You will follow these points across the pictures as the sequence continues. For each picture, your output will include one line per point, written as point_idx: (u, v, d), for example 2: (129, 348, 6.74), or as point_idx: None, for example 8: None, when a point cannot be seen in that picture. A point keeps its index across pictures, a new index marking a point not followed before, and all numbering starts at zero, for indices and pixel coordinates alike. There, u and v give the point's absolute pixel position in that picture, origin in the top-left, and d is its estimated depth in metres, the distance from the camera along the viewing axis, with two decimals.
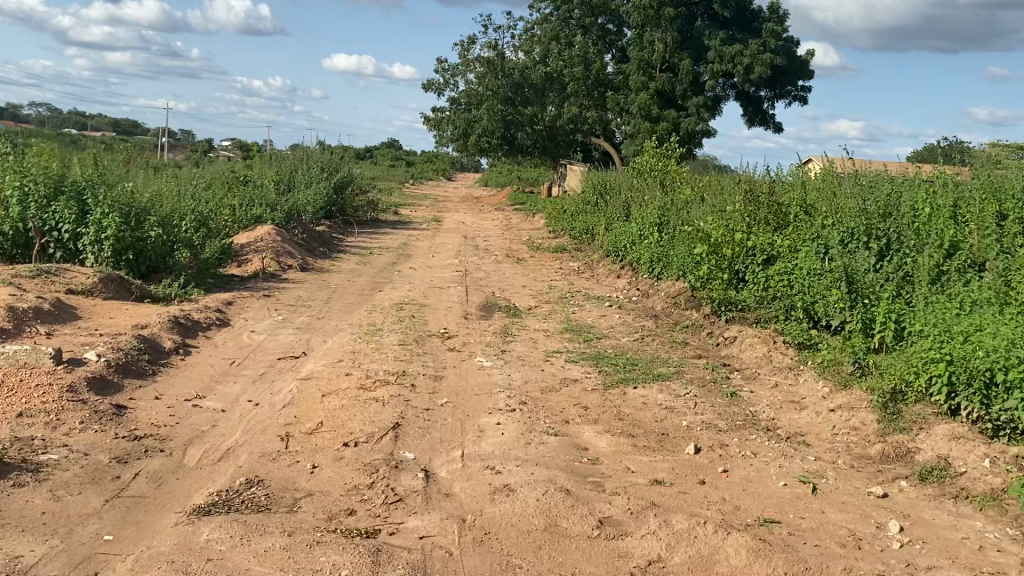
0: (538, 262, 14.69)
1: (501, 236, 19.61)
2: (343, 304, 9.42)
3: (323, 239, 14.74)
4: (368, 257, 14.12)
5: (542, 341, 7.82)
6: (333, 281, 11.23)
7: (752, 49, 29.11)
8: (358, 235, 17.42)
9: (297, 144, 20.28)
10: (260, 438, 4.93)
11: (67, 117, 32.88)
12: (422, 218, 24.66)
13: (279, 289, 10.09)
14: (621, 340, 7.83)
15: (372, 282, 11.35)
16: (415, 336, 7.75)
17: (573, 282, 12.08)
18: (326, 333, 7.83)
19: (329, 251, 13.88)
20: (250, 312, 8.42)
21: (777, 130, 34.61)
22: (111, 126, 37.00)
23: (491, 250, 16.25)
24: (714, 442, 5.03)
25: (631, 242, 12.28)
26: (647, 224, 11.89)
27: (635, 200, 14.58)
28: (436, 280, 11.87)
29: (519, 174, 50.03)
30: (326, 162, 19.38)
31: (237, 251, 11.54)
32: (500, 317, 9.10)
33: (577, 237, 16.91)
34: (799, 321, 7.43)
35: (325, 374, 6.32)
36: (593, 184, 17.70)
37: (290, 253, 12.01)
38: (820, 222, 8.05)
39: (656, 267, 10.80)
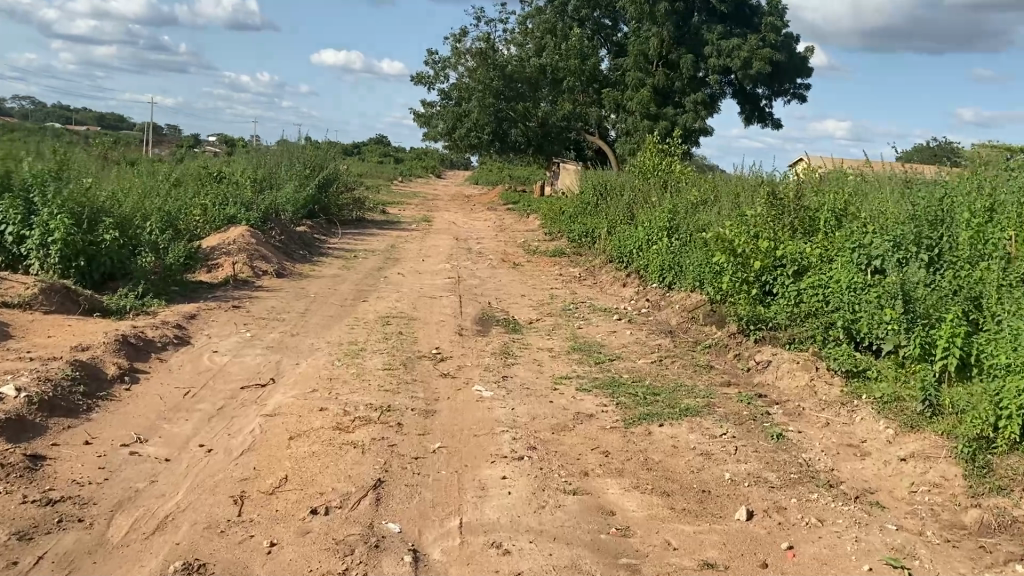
0: (535, 268, 13.73)
1: (494, 238, 18.65)
2: (322, 317, 8.45)
3: (304, 241, 13.74)
4: (353, 261, 13.13)
5: (547, 364, 6.88)
6: (314, 289, 10.24)
7: (751, 44, 28.27)
8: (343, 236, 16.44)
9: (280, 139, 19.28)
10: (207, 500, 3.97)
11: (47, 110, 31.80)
12: (411, 218, 23.68)
13: (252, 299, 9.10)
14: (636, 363, 6.88)
15: (357, 290, 10.37)
16: (402, 358, 6.79)
17: (574, 290, 11.14)
18: (300, 355, 6.85)
19: (311, 255, 12.89)
20: (215, 329, 7.44)
21: (776, 128, 33.73)
22: (93, 120, 35.97)
23: (484, 254, 15.30)
24: (770, 505, 4.09)
25: (638, 248, 11.33)
26: (656, 228, 10.96)
27: (640, 201, 13.64)
28: (427, 288, 10.91)
29: (511, 173, 49.07)
30: (310, 159, 18.38)
31: (206, 254, 10.61)
32: (498, 334, 8.15)
33: (576, 240, 15.98)
34: (841, 343, 6.49)
35: (295, 410, 5.35)
36: (592, 184, 16.76)
37: (265, 257, 11.08)
38: (860, 230, 7.14)
39: (667, 275, 9.87)
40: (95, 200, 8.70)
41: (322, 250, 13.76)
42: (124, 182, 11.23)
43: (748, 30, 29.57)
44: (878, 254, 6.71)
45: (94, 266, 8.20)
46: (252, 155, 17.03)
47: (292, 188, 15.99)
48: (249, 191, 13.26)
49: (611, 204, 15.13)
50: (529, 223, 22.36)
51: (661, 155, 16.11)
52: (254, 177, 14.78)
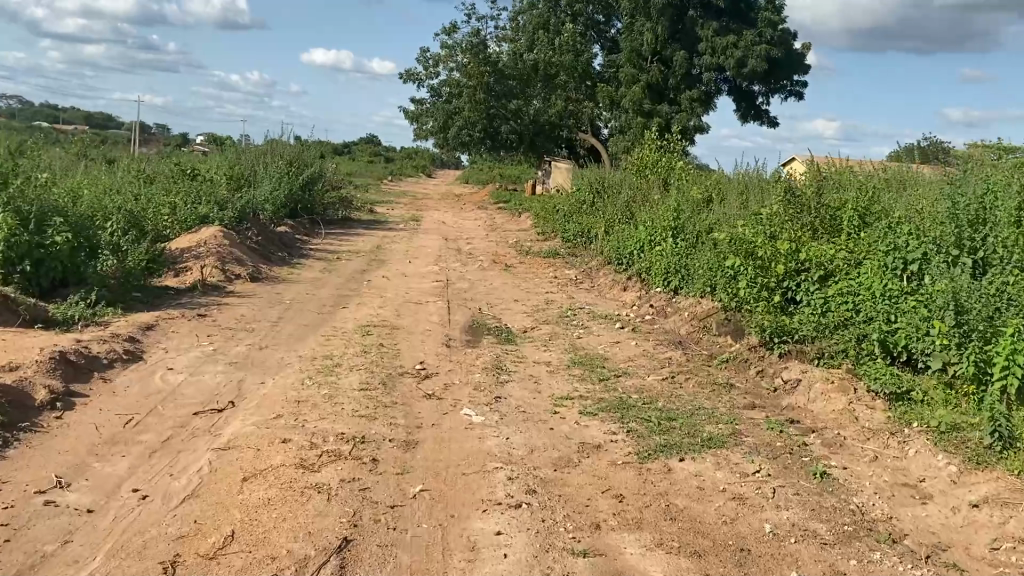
0: (528, 270, 12.97)
1: (485, 237, 17.88)
2: (296, 327, 7.67)
3: (283, 242, 12.94)
4: (335, 263, 12.33)
5: (546, 381, 6.12)
6: (290, 294, 9.45)
7: (747, 39, 27.55)
8: (326, 236, 15.64)
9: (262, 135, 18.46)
10: (129, 569, 3.20)
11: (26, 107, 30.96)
12: (400, 218, 22.89)
13: (220, 307, 8.30)
14: (646, 380, 6.13)
15: (336, 296, 9.58)
16: (382, 375, 6.01)
17: (571, 294, 10.40)
18: (267, 372, 6.06)
19: (290, 257, 12.09)
20: (173, 341, 6.66)
21: (772, 125, 33.03)
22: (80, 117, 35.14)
23: (475, 255, 14.54)
24: (824, 571, 3.35)
25: (639, 248, 10.56)
26: (659, 228, 10.21)
27: (639, 200, 12.88)
28: (413, 292, 10.15)
29: (502, 171, 48.35)
30: (292, 155, 17.58)
31: (174, 257, 9.80)
32: (489, 345, 7.38)
33: (570, 240, 15.23)
34: (876, 359, 5.74)
35: (254, 442, 4.57)
36: (588, 182, 15.99)
37: (238, 260, 10.28)
38: (892, 230, 6.39)
39: (672, 279, 9.13)
40: (46, 197, 7.89)
41: (302, 252, 12.97)
42: (85, 180, 10.40)
43: (744, 25, 28.86)
44: (917, 257, 5.96)
45: (41, 271, 7.40)
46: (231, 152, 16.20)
47: (272, 186, 15.17)
48: (224, 189, 12.45)
49: (608, 202, 14.36)
50: (522, 223, 21.59)
51: (660, 152, 15.36)
52: (231, 174, 13.97)
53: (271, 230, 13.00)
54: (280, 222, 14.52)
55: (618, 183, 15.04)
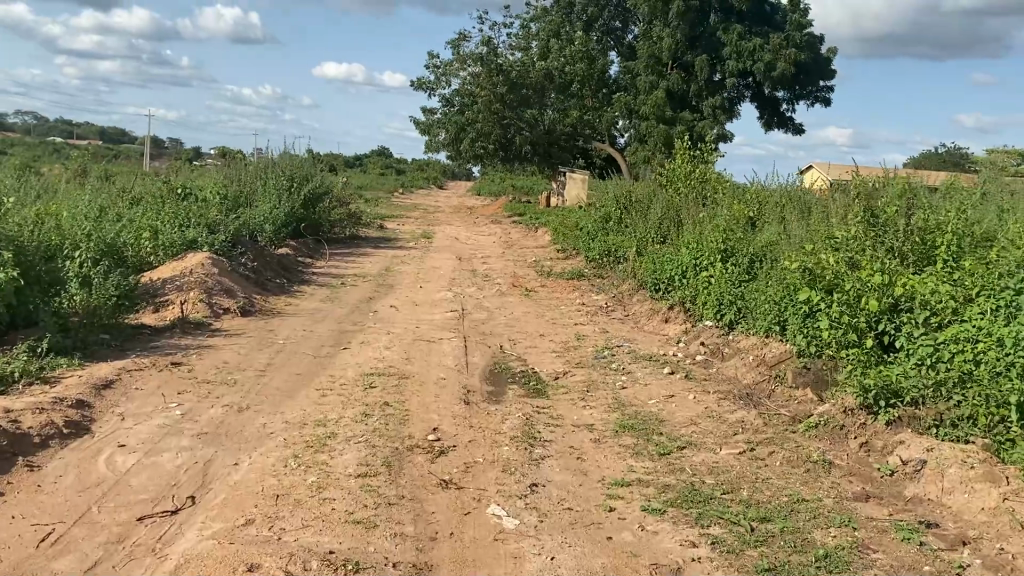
0: (551, 295, 11.73)
1: (501, 256, 16.66)
2: (286, 378, 6.45)
3: (282, 267, 11.76)
4: (339, 290, 11.12)
5: (592, 457, 4.86)
6: (285, 331, 8.24)
7: (774, 44, 26.27)
8: (331, 258, 14.45)
9: (263, 149, 17.30)
10: None
11: (33, 125, 30.13)
12: (410, 234, 21.69)
13: (199, 351, 7.08)
14: (719, 455, 4.90)
15: (337, 332, 8.35)
16: (385, 451, 4.77)
17: (604, 327, 9.15)
18: (242, 449, 4.83)
19: (288, 284, 10.88)
20: (134, 406, 5.44)
21: (797, 134, 31.70)
22: (98, 134, 34.45)
23: (493, 277, 13.31)
24: None
25: (681, 274, 9.30)
26: (706, 251, 8.98)
27: (674, 216, 11.63)
28: (425, 326, 8.92)
29: (515, 183, 47.19)
30: (295, 170, 16.39)
31: (154, 291, 8.60)
32: (516, 400, 6.12)
33: (594, 260, 13.99)
34: (1014, 431, 4.41)
35: (212, 571, 3.36)
36: (614, 197, 14.73)
37: (228, 291, 9.07)
38: (1021, 263, 5.05)
39: (727, 311, 7.91)
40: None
41: (303, 277, 11.77)
42: (56, 204, 9.25)
43: (770, 29, 27.59)
44: None
45: None
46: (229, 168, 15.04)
47: (272, 205, 13.99)
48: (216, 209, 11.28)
49: (639, 219, 13.10)
50: (539, 239, 20.34)
51: (692, 164, 14.10)
52: (226, 193, 12.79)
53: (269, 253, 11.84)
54: (281, 244, 13.36)
55: (648, 198, 13.78)
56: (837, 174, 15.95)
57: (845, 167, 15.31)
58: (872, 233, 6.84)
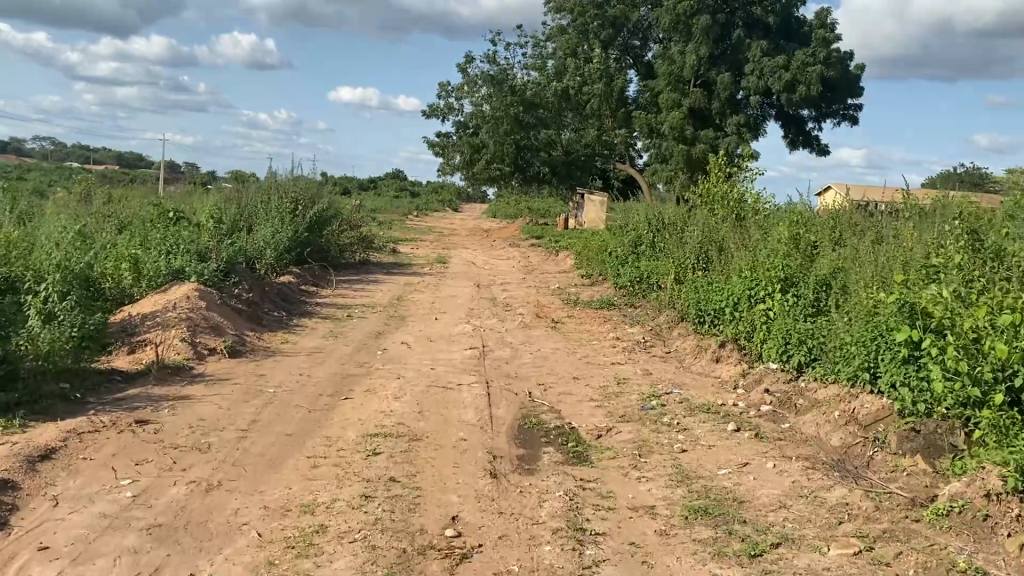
0: (580, 327, 10.57)
1: (522, 283, 15.53)
2: (273, 440, 5.32)
3: (283, 298, 10.67)
4: (344, 324, 10.00)
5: (662, 562, 3.67)
6: (278, 377, 7.11)
7: (801, 59, 25.12)
8: (338, 286, 13.37)
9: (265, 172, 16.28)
10: None
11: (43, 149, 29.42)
12: (424, 259, 20.61)
13: (174, 405, 5.96)
14: (831, 556, 3.73)
15: (338, 377, 7.21)
16: (390, 555, 3.63)
17: (646, 367, 7.99)
18: (203, 551, 3.69)
19: (288, 318, 9.78)
20: (74, 486, 4.32)
21: (824, 153, 30.46)
22: (114, 158, 33.84)
23: (514, 307, 12.18)
24: None
25: (733, 304, 8.12)
26: (762, 279, 7.81)
27: (717, 237, 10.45)
28: (440, 368, 7.77)
29: (532, 206, 46.21)
30: (299, 194, 15.36)
31: (131, 330, 7.51)
32: (554, 470, 4.94)
33: (624, 287, 12.85)
34: None
35: None
36: (645, 219, 13.55)
37: (217, 329, 7.97)
38: None
39: (794, 352, 6.78)
40: None
41: (306, 309, 10.68)
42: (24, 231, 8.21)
43: (796, 44, 26.46)
44: None
45: None
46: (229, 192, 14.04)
47: (274, 230, 12.93)
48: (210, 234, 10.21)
49: (675, 244, 11.93)
50: (561, 264, 19.18)
51: (731, 183, 12.92)
52: (222, 217, 11.74)
53: (268, 282, 10.76)
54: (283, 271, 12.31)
55: (683, 220, 12.60)
56: (883, 195, 14.77)
57: (896, 188, 14.07)
58: (983, 260, 5.57)
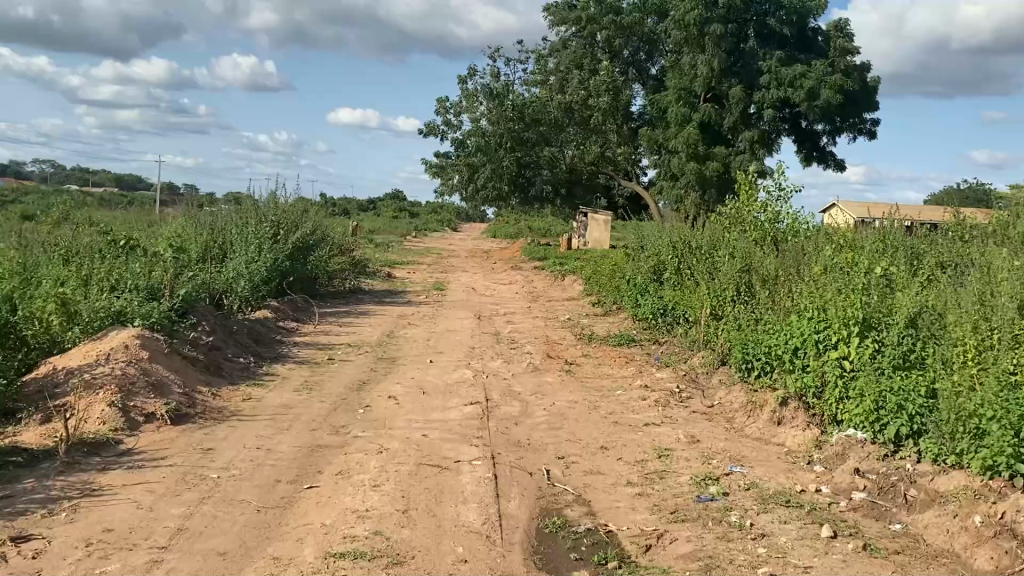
0: (599, 370, 9.07)
1: (528, 313, 14.05)
2: (198, 568, 3.80)
3: (252, 340, 9.19)
4: (323, 370, 8.48)
5: None
6: (229, 453, 5.59)
7: (818, 70, 23.77)
8: (322, 320, 11.87)
9: (242, 194, 14.82)
10: None
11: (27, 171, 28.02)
12: (419, 284, 19.08)
13: (77, 505, 4.45)
14: None
15: (306, 452, 5.69)
16: None
17: (689, 430, 6.49)
18: None
19: (256, 367, 8.25)
20: None
21: (838, 169, 29.06)
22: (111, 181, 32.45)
23: (521, 344, 10.66)
24: None
25: (794, 349, 6.66)
26: (829, 319, 6.37)
27: (757, 264, 9.00)
28: (434, 433, 6.27)
29: (533, 227, 44.81)
30: (277, 218, 13.91)
31: (49, 391, 6.01)
32: None
33: (645, 320, 11.37)
34: None
35: None
36: (667, 242, 12.08)
37: (161, 385, 6.48)
38: None
39: (886, 420, 5.36)
40: None
41: (279, 353, 9.14)
42: None
43: (812, 56, 25.14)
44: None
45: None
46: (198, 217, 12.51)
47: (245, 260, 11.39)
48: (166, 266, 8.69)
49: (706, 273, 10.45)
50: (567, 290, 17.65)
51: (763, 201, 11.46)
52: (182, 246, 10.27)
53: (231, 323, 9.21)
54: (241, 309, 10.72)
55: (712, 244, 11.14)
56: (927, 214, 13.31)
57: (944, 206, 12.63)
58: None
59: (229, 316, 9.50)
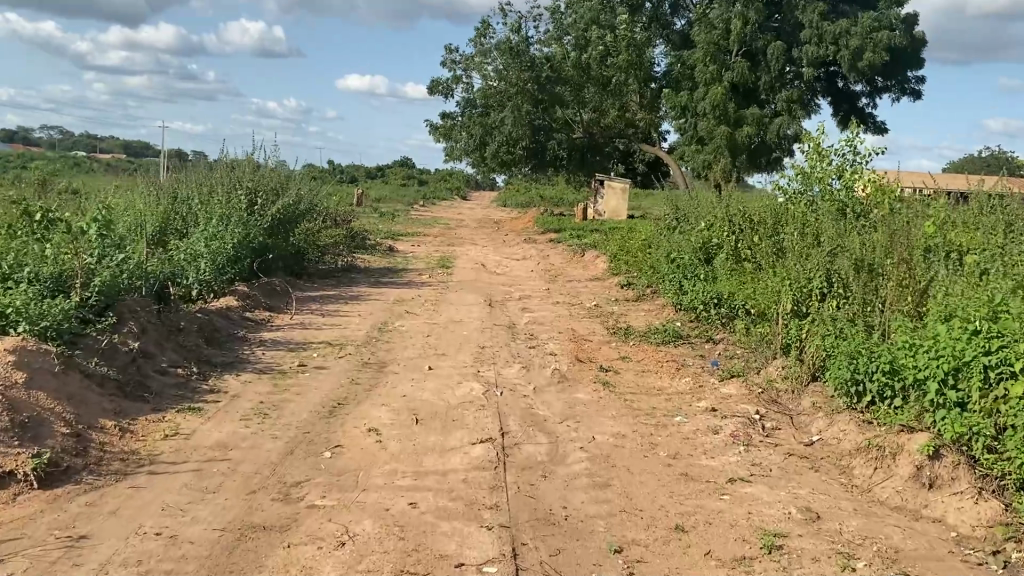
0: (643, 381, 7.08)
1: (547, 297, 12.06)
2: None
3: (201, 342, 7.26)
4: (288, 384, 6.48)
5: None
6: (108, 548, 3.63)
7: (863, 26, 21.35)
8: (303, 307, 9.94)
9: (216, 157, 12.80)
10: None
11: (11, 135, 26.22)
12: (423, 260, 17.09)
13: None
14: None
15: (229, 544, 3.73)
16: None
17: (794, 496, 4.50)
18: None
19: (195, 384, 6.24)
20: None
21: (879, 132, 26.71)
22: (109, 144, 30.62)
23: (541, 341, 8.67)
24: None
25: (945, 375, 4.60)
26: (1007, 339, 4.30)
27: (852, 247, 6.92)
28: (424, 499, 4.30)
29: (547, 198, 42.72)
30: (255, 185, 11.91)
31: None
32: None
33: (692, 310, 9.36)
34: None
35: None
36: (722, 216, 10.03)
37: (37, 425, 4.51)
38: None
39: None
40: None
41: (232, 360, 7.11)
42: None
43: (857, 8, 22.71)
44: None
45: None
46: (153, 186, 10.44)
47: (201, 239, 9.31)
48: (83, 246, 6.66)
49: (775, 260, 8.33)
50: (590, 269, 15.56)
51: (838, 167, 9.29)
52: (125, 227, 8.39)
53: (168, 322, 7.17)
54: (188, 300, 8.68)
55: (780, 219, 9.04)
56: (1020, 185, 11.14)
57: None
58: None
59: (167, 311, 7.46)
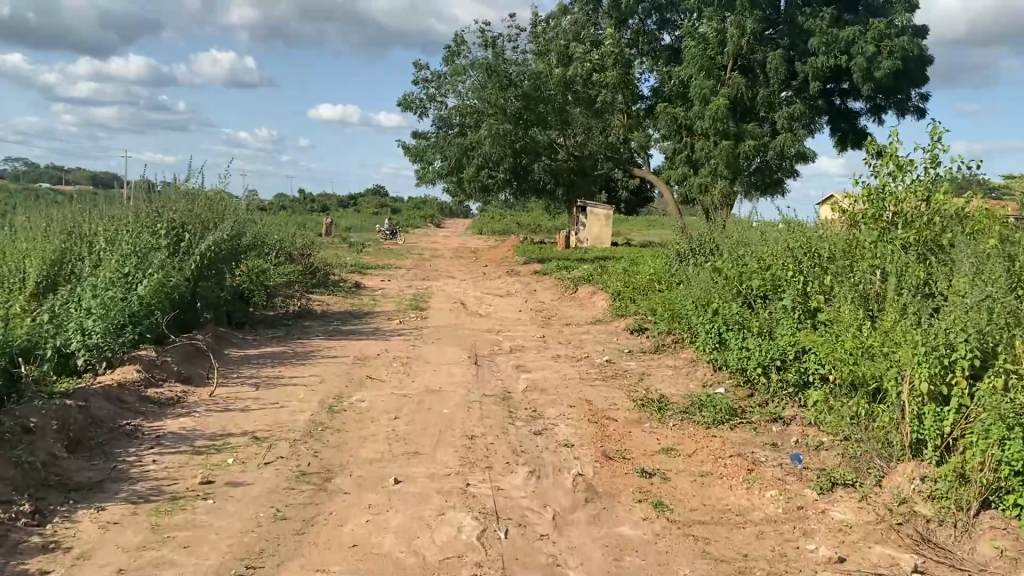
0: (707, 498, 4.85)
1: (543, 349, 9.82)
2: None
3: (54, 449, 4.92)
4: (173, 528, 4.17)
5: None
6: None
7: (877, 30, 20.02)
8: (231, 376, 7.60)
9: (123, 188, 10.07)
10: None
11: None
12: (392, 300, 14.77)
13: None
14: None
15: None
16: None
17: None
18: None
19: (19, 538, 3.90)
20: None
21: None
22: None
23: (546, 423, 6.42)
24: None
25: None
26: None
27: None
28: None
29: (525, 227, 40.58)
30: (182, 218, 9.51)
31: None
32: None
33: (747, 376, 7.15)
34: None
35: None
36: (780, 247, 7.78)
37: None
38: None
39: None
40: None
41: (98, 479, 4.75)
42: None
43: (863, 17, 21.07)
44: None
45: None
46: (38, 227, 8.12)
47: (85, 289, 6.96)
48: None
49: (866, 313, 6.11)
50: (586, 308, 13.39)
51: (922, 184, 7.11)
52: None
53: (2, 424, 4.83)
54: (55, 377, 6.33)
55: (865, 252, 6.82)
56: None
57: None
58: None
59: (7, 408, 5.10)
